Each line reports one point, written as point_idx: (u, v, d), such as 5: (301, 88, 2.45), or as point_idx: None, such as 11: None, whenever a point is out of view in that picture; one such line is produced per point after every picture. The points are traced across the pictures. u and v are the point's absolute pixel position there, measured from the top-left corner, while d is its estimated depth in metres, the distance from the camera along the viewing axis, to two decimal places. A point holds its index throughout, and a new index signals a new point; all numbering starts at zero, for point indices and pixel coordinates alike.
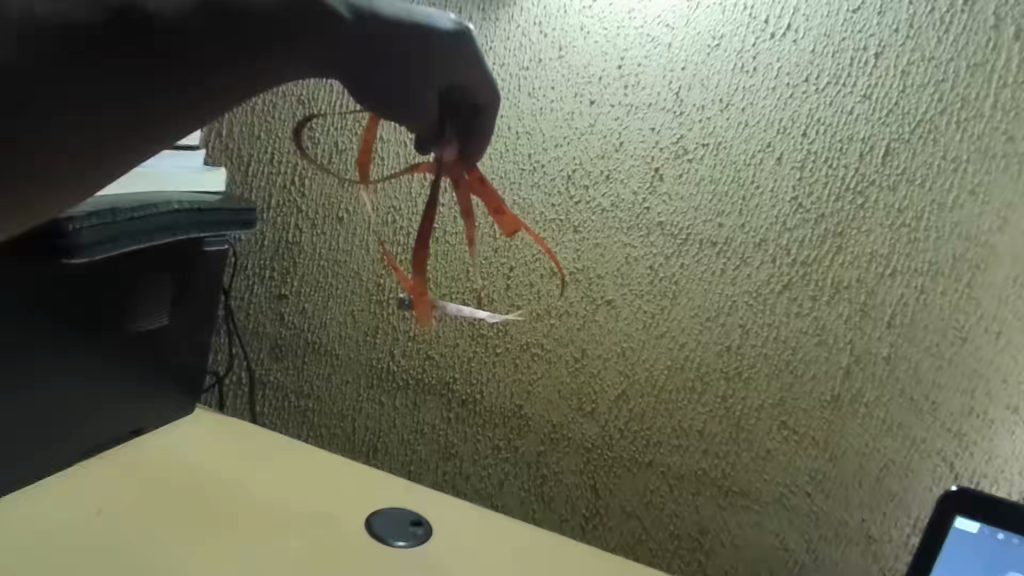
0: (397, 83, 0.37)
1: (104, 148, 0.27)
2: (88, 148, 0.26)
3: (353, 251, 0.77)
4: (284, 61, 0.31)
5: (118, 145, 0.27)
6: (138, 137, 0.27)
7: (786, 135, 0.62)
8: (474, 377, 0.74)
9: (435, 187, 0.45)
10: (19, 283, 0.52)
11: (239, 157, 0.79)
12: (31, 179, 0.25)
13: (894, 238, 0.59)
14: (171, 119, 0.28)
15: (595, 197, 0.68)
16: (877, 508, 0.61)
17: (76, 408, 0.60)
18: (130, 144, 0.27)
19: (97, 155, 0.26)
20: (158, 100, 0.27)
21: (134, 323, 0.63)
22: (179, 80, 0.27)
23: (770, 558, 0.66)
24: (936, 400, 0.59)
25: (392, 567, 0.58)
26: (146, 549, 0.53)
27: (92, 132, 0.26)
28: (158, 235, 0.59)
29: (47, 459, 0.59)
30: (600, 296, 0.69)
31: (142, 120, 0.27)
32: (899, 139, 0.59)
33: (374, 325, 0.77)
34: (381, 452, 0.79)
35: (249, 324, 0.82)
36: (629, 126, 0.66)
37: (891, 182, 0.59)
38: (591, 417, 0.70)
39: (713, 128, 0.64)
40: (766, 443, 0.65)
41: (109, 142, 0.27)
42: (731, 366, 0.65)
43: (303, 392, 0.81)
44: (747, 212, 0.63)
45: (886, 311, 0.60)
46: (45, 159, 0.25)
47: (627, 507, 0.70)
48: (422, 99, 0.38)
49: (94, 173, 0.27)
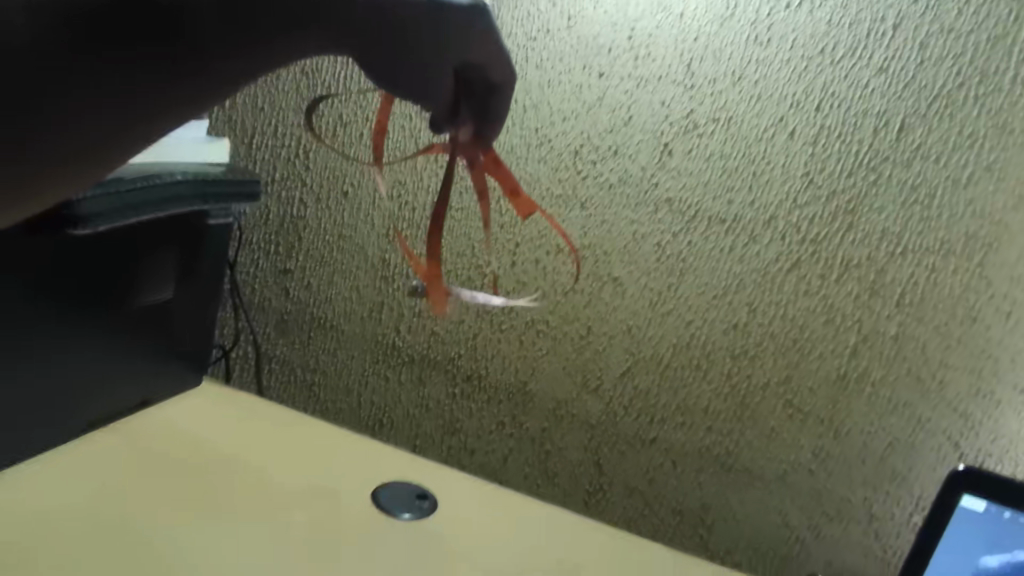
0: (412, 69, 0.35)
1: (115, 142, 0.26)
2: (100, 139, 0.26)
3: (359, 226, 0.76)
4: (300, 46, 0.30)
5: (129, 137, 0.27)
6: (146, 127, 0.27)
7: (800, 109, 0.60)
8: (479, 354, 0.74)
9: (449, 168, 0.43)
10: (19, 266, 0.52)
11: (244, 130, 0.79)
12: (40, 176, 0.25)
13: (906, 215, 0.59)
14: (179, 110, 0.27)
15: (603, 172, 0.67)
16: (880, 485, 0.62)
17: (77, 391, 0.61)
18: (135, 138, 0.27)
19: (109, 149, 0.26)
20: (170, 97, 0.27)
21: (139, 299, 0.63)
22: (190, 75, 0.27)
23: (772, 534, 0.66)
24: (943, 379, 0.59)
25: (398, 538, 0.59)
26: (143, 535, 0.53)
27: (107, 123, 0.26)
28: (164, 206, 0.59)
29: (59, 430, 0.60)
30: (606, 273, 0.68)
31: (153, 115, 0.27)
32: (915, 114, 0.57)
33: (379, 301, 0.77)
34: (387, 427, 0.79)
35: (255, 298, 0.82)
36: (639, 99, 0.65)
37: (905, 158, 0.58)
38: (595, 393, 0.70)
39: (724, 102, 0.62)
40: (770, 421, 0.65)
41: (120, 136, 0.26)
42: (737, 345, 0.65)
43: (309, 366, 0.81)
44: (757, 188, 0.62)
45: (895, 290, 0.59)
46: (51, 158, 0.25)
47: (631, 483, 0.70)
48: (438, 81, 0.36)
49: (102, 163, 0.27)
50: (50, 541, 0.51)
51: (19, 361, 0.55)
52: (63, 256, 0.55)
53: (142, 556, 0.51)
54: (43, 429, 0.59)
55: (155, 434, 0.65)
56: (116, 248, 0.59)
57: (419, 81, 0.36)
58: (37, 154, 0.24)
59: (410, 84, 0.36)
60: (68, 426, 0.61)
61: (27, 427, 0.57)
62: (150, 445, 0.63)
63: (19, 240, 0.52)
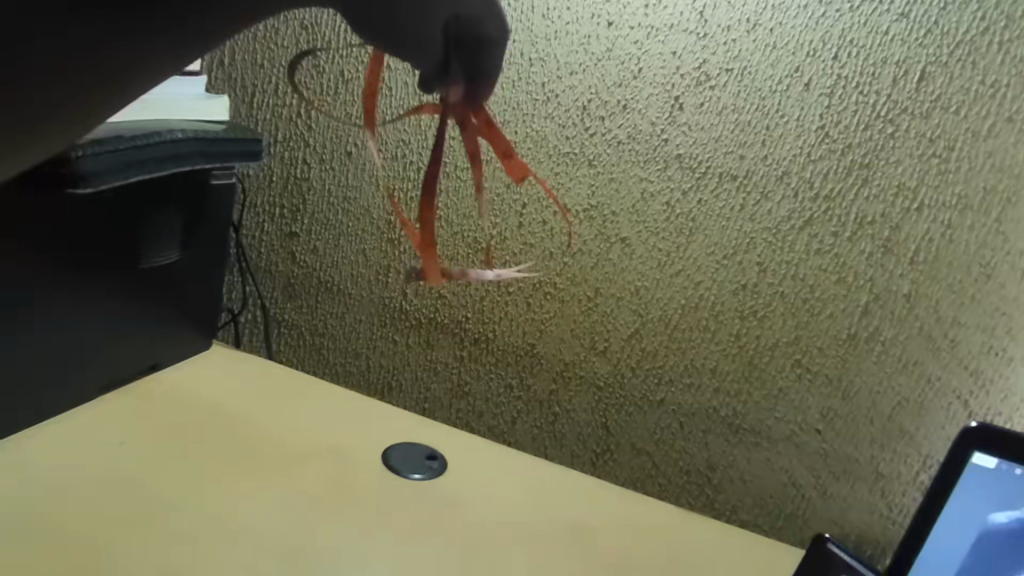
0: (404, 14, 0.29)
1: (117, 91, 0.23)
2: (110, 99, 0.23)
3: (363, 187, 0.75)
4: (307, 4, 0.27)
5: (128, 88, 0.23)
6: (153, 84, 0.24)
7: (816, 58, 0.58)
8: (486, 316, 0.74)
9: (437, 133, 0.37)
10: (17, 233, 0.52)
11: (243, 88, 0.77)
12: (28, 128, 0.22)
13: (923, 169, 0.57)
14: (180, 58, 0.24)
15: (611, 129, 0.65)
16: (887, 445, 0.62)
17: (88, 356, 0.61)
18: (136, 87, 0.24)
19: (106, 100, 0.23)
20: (185, 56, 0.24)
21: (146, 260, 0.63)
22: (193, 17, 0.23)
23: (779, 493, 0.67)
24: (955, 338, 0.58)
25: (409, 498, 0.60)
26: (158, 498, 0.54)
27: (122, 89, 0.23)
28: (163, 164, 0.57)
29: (75, 391, 0.61)
30: (614, 233, 0.67)
31: (165, 73, 0.24)
32: (936, 63, 0.55)
33: (385, 264, 0.76)
34: (396, 389, 0.79)
35: (262, 262, 0.81)
36: (649, 50, 0.63)
37: (923, 110, 0.56)
38: (602, 355, 0.70)
39: (738, 52, 0.60)
40: (778, 381, 0.65)
41: (131, 97, 0.24)
42: (746, 305, 0.64)
43: (318, 330, 0.81)
44: (770, 143, 0.60)
45: (909, 247, 0.58)
46: (43, 113, 0.22)
47: (637, 443, 0.71)
48: (428, 33, 0.30)
49: (94, 116, 0.23)
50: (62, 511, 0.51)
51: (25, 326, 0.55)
52: (63, 219, 0.55)
53: (156, 517, 0.52)
54: (59, 389, 0.60)
55: (168, 396, 0.66)
56: (114, 212, 0.58)
57: (410, 34, 0.29)
58: (35, 106, 0.21)
59: (400, 37, 0.29)
60: (84, 388, 0.62)
61: (43, 389, 0.59)
62: (163, 407, 0.64)
63: (17, 202, 0.51)
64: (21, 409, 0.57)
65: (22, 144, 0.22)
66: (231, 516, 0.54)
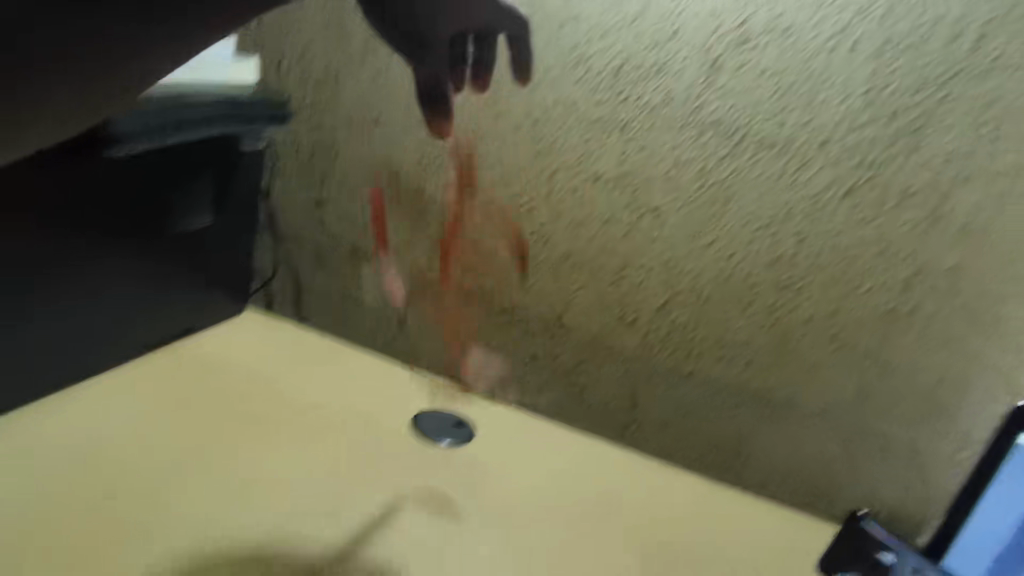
0: None
1: (112, 77, 0.27)
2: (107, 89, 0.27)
3: (389, 154, 0.74)
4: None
5: (123, 74, 0.27)
6: (147, 77, 0.28)
7: (867, 16, 0.54)
8: (514, 286, 0.73)
9: None
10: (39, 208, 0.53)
11: (272, 52, 0.76)
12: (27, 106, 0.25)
13: (977, 136, 0.54)
14: (176, 51, 0.28)
15: (644, 93, 0.63)
16: (926, 423, 0.60)
17: (120, 320, 0.63)
18: (129, 75, 0.27)
19: (96, 86, 0.26)
20: (175, 54, 0.28)
21: (177, 225, 0.64)
22: None
23: (809, 468, 0.66)
24: (1003, 314, 0.56)
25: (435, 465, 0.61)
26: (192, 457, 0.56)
27: (119, 79, 0.27)
28: (196, 128, 0.60)
29: (112, 352, 0.64)
30: (645, 202, 0.65)
31: (160, 67, 0.28)
32: (998, 19, 0.51)
33: (412, 233, 0.75)
34: (425, 356, 0.80)
35: (293, 229, 0.82)
36: (687, 8, 0.59)
37: (981, 71, 0.52)
38: (630, 327, 0.69)
39: (781, 10, 0.57)
40: (812, 356, 0.63)
41: (132, 88, 0.28)
42: (782, 277, 0.62)
43: (348, 297, 0.81)
44: (813, 108, 0.58)
45: (958, 219, 0.55)
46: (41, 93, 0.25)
47: (664, 415, 0.70)
48: None
49: (90, 107, 0.27)
50: (101, 470, 0.53)
51: (55, 291, 0.57)
52: (86, 191, 0.55)
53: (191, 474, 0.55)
54: (96, 350, 0.62)
55: (203, 359, 0.68)
56: (138, 182, 0.58)
57: None
58: (34, 88, 0.25)
59: None
60: (120, 350, 0.65)
61: (80, 350, 0.61)
62: (196, 371, 0.66)
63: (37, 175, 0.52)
64: (60, 369, 0.60)
65: (23, 122, 0.25)
66: (260, 481, 0.55)
